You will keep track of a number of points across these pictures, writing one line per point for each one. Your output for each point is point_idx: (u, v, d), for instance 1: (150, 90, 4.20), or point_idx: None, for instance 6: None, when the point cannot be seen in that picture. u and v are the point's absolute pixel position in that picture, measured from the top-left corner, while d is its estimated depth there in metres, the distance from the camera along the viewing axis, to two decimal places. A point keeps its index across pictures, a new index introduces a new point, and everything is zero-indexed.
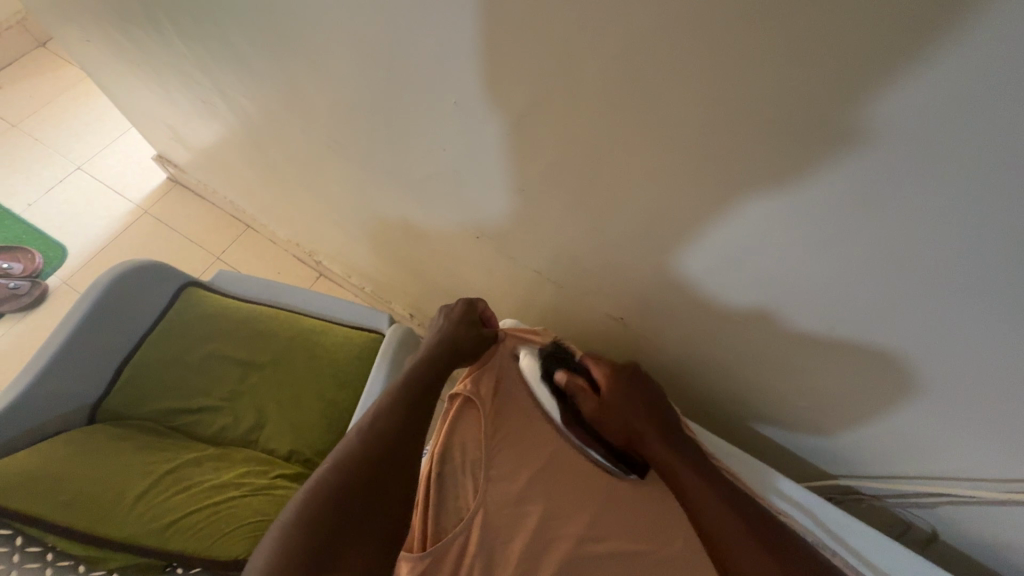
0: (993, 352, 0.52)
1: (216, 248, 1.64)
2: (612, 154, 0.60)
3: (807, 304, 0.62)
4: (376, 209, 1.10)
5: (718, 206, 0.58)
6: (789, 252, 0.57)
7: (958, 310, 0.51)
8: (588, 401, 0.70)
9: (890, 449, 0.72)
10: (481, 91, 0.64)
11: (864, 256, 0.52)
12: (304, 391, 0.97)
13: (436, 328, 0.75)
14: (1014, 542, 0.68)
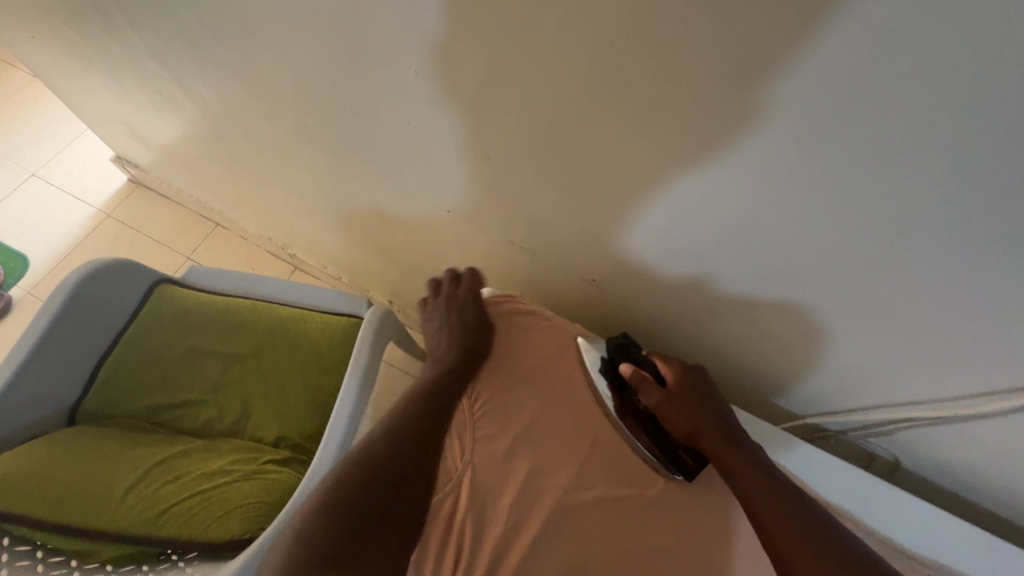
0: (942, 286, 0.56)
1: (186, 248, 1.61)
2: (576, 121, 0.61)
3: (761, 248, 0.65)
4: (345, 195, 1.10)
5: (681, 167, 0.60)
6: (741, 199, 0.59)
7: (907, 247, 0.54)
8: (653, 393, 0.69)
9: (849, 385, 0.76)
10: (443, 65, 0.64)
11: (818, 202, 0.55)
12: (287, 379, 0.98)
13: (450, 323, 0.77)
14: (963, 461, 0.74)
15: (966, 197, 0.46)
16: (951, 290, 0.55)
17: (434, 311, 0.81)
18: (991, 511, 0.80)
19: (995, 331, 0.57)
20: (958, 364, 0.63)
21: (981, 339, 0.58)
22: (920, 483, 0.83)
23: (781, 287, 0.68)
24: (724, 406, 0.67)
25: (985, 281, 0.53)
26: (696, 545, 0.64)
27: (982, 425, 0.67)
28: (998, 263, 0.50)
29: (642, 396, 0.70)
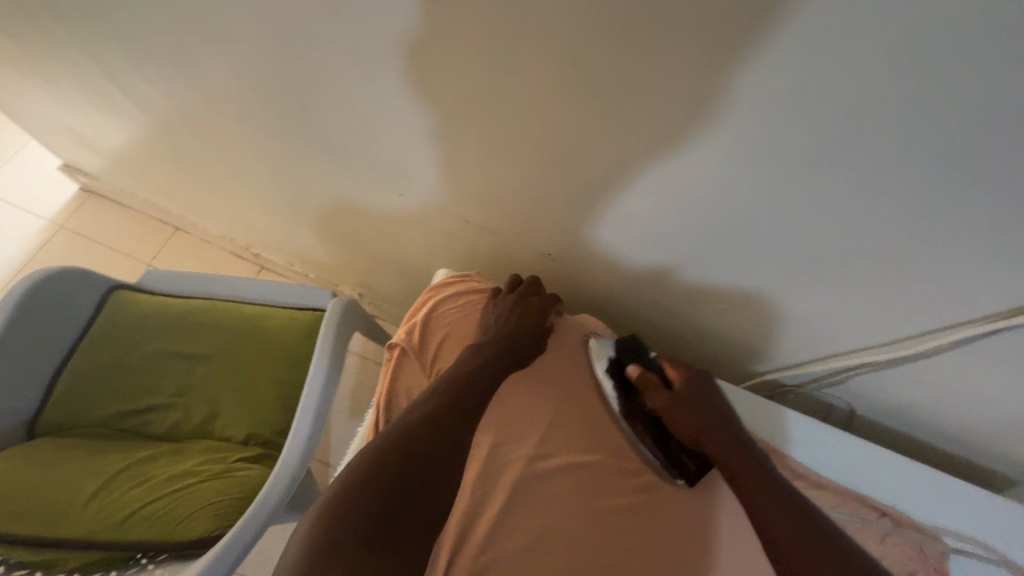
0: (878, 237, 0.57)
1: (146, 254, 1.58)
2: (518, 96, 0.61)
3: (701, 208, 0.65)
4: (300, 187, 1.09)
5: (624, 139, 0.59)
6: (676, 160, 0.60)
7: (841, 201, 0.55)
8: (659, 394, 0.70)
9: (800, 338, 0.78)
10: (381, 43, 0.63)
11: (755, 165, 0.55)
12: (253, 377, 0.97)
13: (489, 323, 0.71)
14: (910, 403, 0.77)
15: (891, 148, 0.47)
16: (878, 236, 0.57)
17: (500, 306, 0.72)
18: (939, 449, 0.83)
19: (929, 279, 0.59)
20: (895, 309, 0.65)
21: (913, 281, 0.60)
22: (873, 428, 0.86)
23: (725, 246, 0.69)
24: (729, 414, 0.68)
25: (915, 229, 0.54)
26: (661, 501, 0.66)
27: (922, 365, 0.70)
28: (926, 210, 0.52)
29: (647, 399, 0.71)
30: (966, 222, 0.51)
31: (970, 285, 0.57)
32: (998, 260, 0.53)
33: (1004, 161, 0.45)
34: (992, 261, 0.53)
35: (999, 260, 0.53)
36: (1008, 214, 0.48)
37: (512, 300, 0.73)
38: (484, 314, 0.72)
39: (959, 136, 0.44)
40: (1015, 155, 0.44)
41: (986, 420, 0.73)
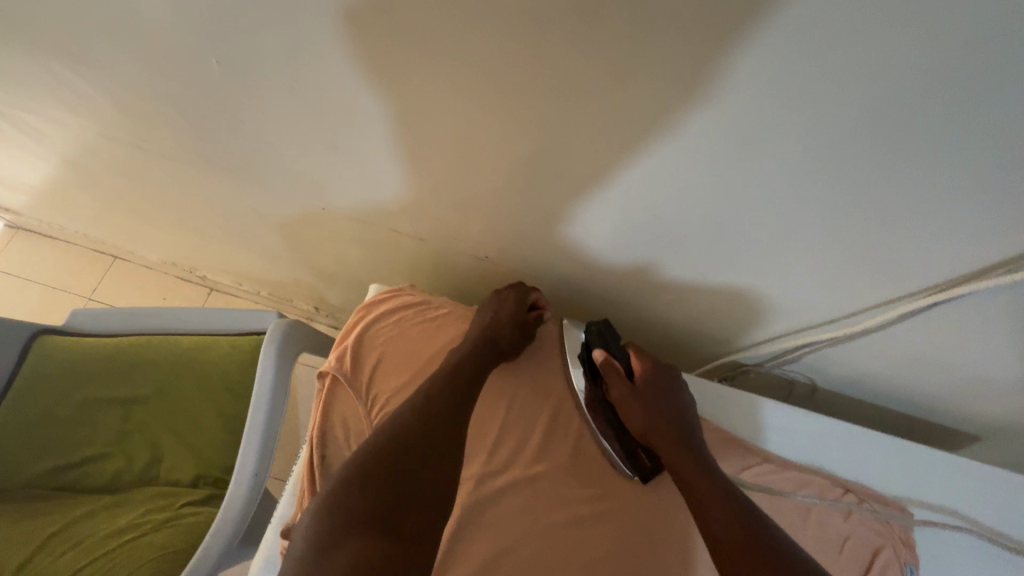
0: (822, 208, 0.54)
1: (85, 288, 1.49)
2: (437, 91, 0.56)
3: (635, 188, 0.61)
4: (229, 206, 1.03)
5: (553, 129, 0.56)
6: (602, 142, 0.55)
7: (781, 175, 0.52)
8: (620, 385, 0.65)
9: (754, 316, 0.75)
10: (281, 49, 0.58)
11: (689, 144, 0.52)
12: (198, 412, 0.92)
13: (438, 338, 0.68)
14: (869, 370, 0.76)
15: (825, 116, 0.45)
16: (817, 204, 0.54)
17: (485, 309, 0.70)
18: (903, 411, 0.82)
19: (879, 248, 0.57)
20: (845, 278, 0.62)
21: (859, 249, 0.58)
22: (836, 397, 0.85)
23: (664, 226, 0.66)
24: (688, 412, 0.64)
25: (858, 198, 0.52)
26: (623, 505, 0.63)
27: (873, 333, 0.68)
28: (866, 178, 0.49)
29: (609, 388, 0.66)
30: (907, 188, 0.49)
31: (918, 251, 0.55)
32: (943, 223, 0.51)
33: (938, 124, 0.42)
34: (936, 227, 0.52)
35: (944, 224, 0.51)
36: (946, 176, 0.46)
37: (491, 301, 0.71)
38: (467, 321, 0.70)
39: (892, 100, 0.41)
40: (946, 113, 0.41)
41: (944, 380, 0.72)
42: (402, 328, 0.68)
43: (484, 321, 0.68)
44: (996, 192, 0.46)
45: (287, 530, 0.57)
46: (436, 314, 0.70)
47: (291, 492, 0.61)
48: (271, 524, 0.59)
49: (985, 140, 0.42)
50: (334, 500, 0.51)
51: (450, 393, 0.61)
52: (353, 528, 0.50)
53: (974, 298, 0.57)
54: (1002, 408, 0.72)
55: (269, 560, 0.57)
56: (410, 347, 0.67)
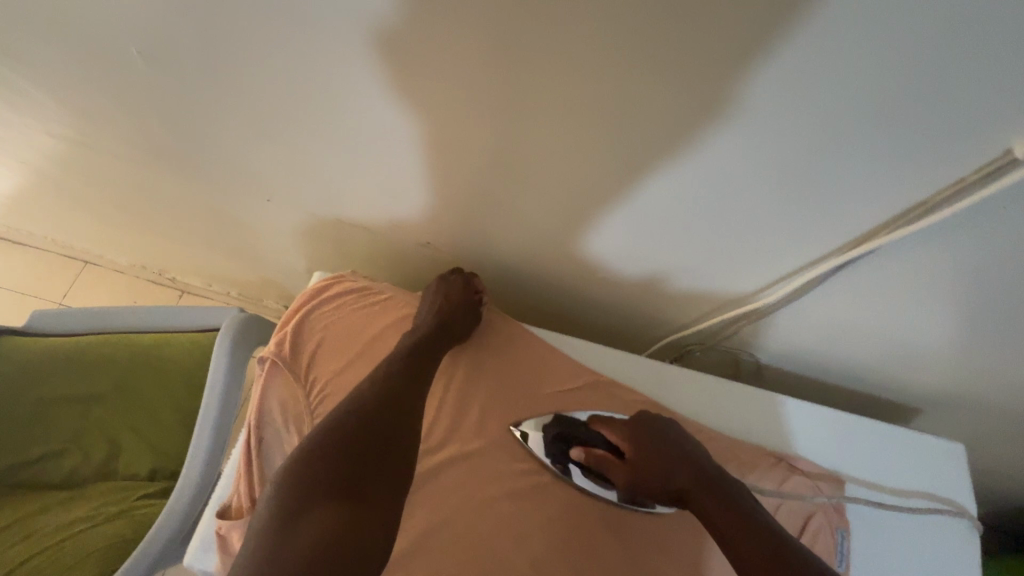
0: (721, 179, 0.54)
1: (57, 293, 1.50)
2: (353, 78, 0.57)
3: (556, 168, 0.60)
4: (186, 203, 1.03)
5: (461, 112, 0.56)
6: (515, 120, 0.54)
7: (671, 148, 0.52)
8: (615, 469, 0.62)
9: (690, 295, 0.76)
10: (203, 38, 0.58)
11: (578, 121, 0.52)
12: (157, 408, 0.93)
13: (379, 321, 0.69)
14: (806, 341, 0.76)
15: (724, 83, 0.43)
16: (735, 176, 0.53)
17: (429, 293, 0.71)
18: (845, 382, 0.83)
19: (785, 221, 0.57)
20: (772, 251, 0.62)
21: (784, 220, 0.57)
22: (782, 371, 0.85)
23: (594, 207, 0.65)
24: (690, 450, 0.61)
25: (749, 168, 0.51)
26: (559, 476, 0.64)
27: (807, 302, 0.68)
28: (750, 149, 0.49)
29: (608, 474, 0.63)
30: (820, 155, 0.48)
31: (822, 219, 0.55)
32: (834, 187, 0.50)
33: (837, 86, 0.41)
34: (848, 193, 0.51)
35: (839, 190, 0.51)
36: (849, 139, 0.45)
37: (435, 284, 0.72)
38: (413, 307, 0.71)
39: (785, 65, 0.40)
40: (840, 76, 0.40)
41: (877, 348, 0.73)
42: (342, 313, 0.69)
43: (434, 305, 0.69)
44: (900, 152, 0.45)
45: (224, 511, 0.58)
46: (377, 299, 0.71)
47: (230, 474, 0.62)
48: (208, 507, 0.60)
49: (888, 101, 0.41)
50: (293, 475, 0.51)
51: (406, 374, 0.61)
52: (316, 499, 0.50)
53: (878, 259, 0.57)
54: (935, 373, 0.73)
55: (206, 538, 0.58)
56: (350, 332, 0.68)
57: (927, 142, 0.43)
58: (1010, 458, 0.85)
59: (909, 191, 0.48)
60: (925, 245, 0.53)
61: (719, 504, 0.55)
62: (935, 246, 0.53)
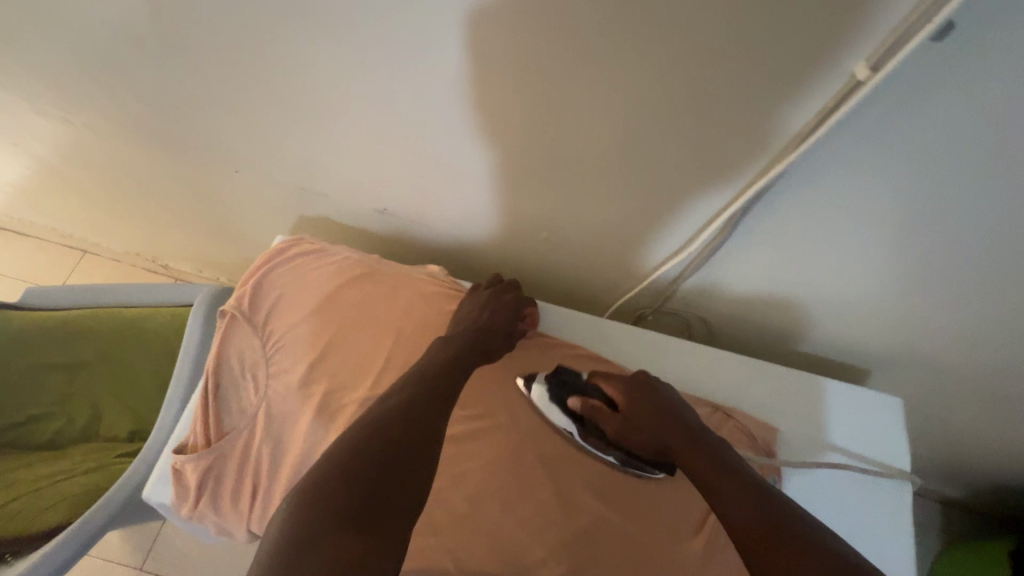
0: (617, 122, 0.57)
1: (61, 274, 1.57)
2: (289, 38, 0.61)
3: (492, 115, 0.62)
4: (160, 197, 1.07)
5: (394, 65, 0.59)
6: (445, 65, 0.57)
7: (565, 91, 0.55)
8: (606, 418, 0.64)
9: (633, 256, 0.78)
10: (151, 11, 0.62)
11: (480, 67, 0.56)
12: (138, 374, 0.98)
13: (334, 279, 0.73)
14: (749, 298, 0.78)
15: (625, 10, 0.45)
16: (653, 117, 0.55)
17: (478, 299, 0.73)
18: (793, 342, 0.85)
19: (690, 167, 0.59)
20: (698, 200, 0.63)
21: (706, 164, 0.58)
22: (733, 333, 0.87)
23: (531, 160, 0.66)
24: (675, 406, 0.61)
25: (639, 104, 0.54)
26: (500, 423, 0.68)
27: (740, 254, 0.70)
28: (660, 82, 0.51)
29: (599, 424, 0.65)
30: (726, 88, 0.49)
31: (719, 162, 0.57)
32: (730, 121, 0.52)
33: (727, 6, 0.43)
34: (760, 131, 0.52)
35: (725, 128, 0.53)
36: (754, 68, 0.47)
37: (489, 294, 0.73)
38: (460, 307, 0.72)
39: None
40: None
41: (816, 303, 0.75)
42: (300, 272, 0.73)
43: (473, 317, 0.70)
44: (799, 81, 0.47)
45: (180, 448, 0.64)
46: (336, 260, 0.74)
47: (191, 418, 0.67)
48: (168, 447, 0.66)
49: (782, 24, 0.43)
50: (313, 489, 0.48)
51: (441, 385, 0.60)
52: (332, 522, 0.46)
53: (777, 196, 0.59)
54: (873, 327, 0.75)
55: (164, 474, 0.64)
56: (307, 288, 0.72)
57: (790, 63, 0.46)
58: (953, 405, 0.87)
59: (783, 124, 0.51)
60: (826, 181, 0.55)
61: (701, 457, 0.55)
62: (834, 181, 0.54)
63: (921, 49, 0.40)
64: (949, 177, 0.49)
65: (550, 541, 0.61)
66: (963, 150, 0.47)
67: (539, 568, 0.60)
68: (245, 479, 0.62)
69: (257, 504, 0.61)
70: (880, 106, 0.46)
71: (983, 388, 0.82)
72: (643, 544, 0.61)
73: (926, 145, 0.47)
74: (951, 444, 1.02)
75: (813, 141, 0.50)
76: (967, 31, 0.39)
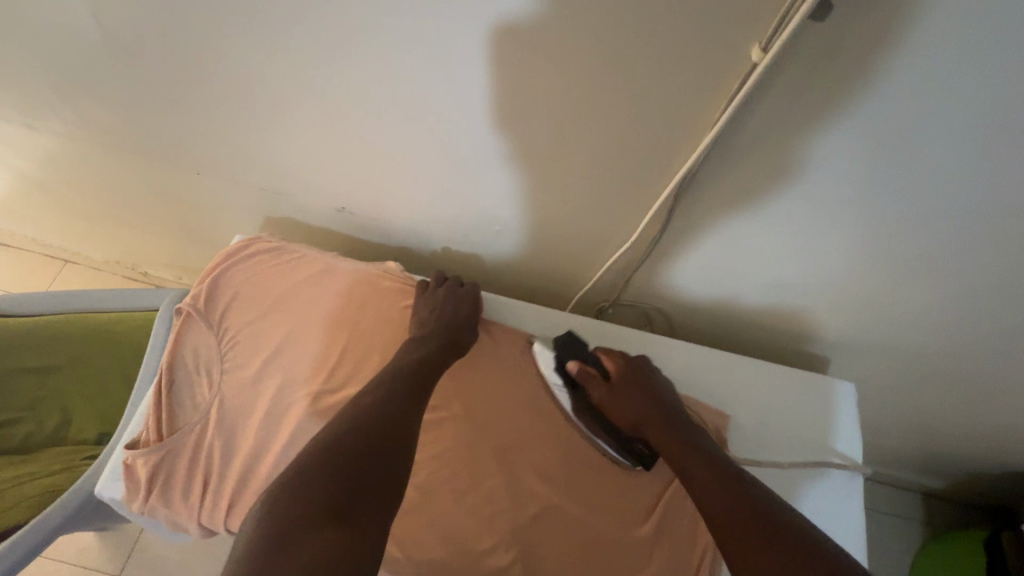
0: (552, 106, 0.59)
1: (46, 281, 1.57)
2: (229, 32, 0.63)
3: (434, 104, 0.64)
4: (129, 204, 1.08)
5: (337, 57, 0.62)
6: (384, 55, 0.60)
7: (497, 78, 0.58)
8: (597, 388, 0.66)
9: (585, 248, 0.79)
10: (95, 11, 0.64)
11: (417, 59, 0.59)
12: (110, 378, 1.00)
13: (290, 274, 0.74)
14: (700, 286, 0.80)
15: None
16: (585, 101, 0.57)
17: (432, 300, 0.71)
18: (749, 330, 0.86)
19: (624, 148, 0.61)
20: (638, 183, 0.65)
21: (641, 146, 0.60)
22: (692, 323, 0.89)
23: (476, 150, 0.68)
24: (667, 396, 0.64)
25: (570, 90, 0.56)
26: (451, 413, 0.68)
27: (685, 241, 0.71)
28: (585, 63, 0.53)
29: (588, 393, 0.67)
30: (646, 68, 0.52)
31: (650, 146, 0.60)
32: (655, 102, 0.55)
33: None
34: (684, 110, 0.54)
35: (649, 108, 0.55)
36: (668, 49, 0.49)
37: (443, 293, 0.72)
38: (415, 309, 0.71)
39: None
40: None
41: (762, 288, 0.76)
42: (256, 269, 0.74)
43: (433, 320, 0.69)
44: (712, 59, 0.49)
45: (132, 443, 0.65)
46: (293, 257, 0.75)
47: (145, 414, 0.67)
48: (121, 443, 0.67)
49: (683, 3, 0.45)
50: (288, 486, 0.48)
51: (404, 396, 0.59)
52: (311, 514, 0.46)
53: (707, 180, 0.61)
54: (820, 310, 0.77)
55: (117, 468, 0.65)
56: (262, 285, 0.73)
57: (697, 44, 0.48)
58: (909, 387, 0.89)
59: (698, 102, 0.53)
60: (746, 160, 0.57)
61: (689, 449, 0.58)
62: (753, 159, 0.56)
63: (804, 27, 0.43)
64: (865, 150, 0.52)
65: (500, 530, 0.62)
66: (865, 119, 0.49)
67: (489, 555, 0.61)
68: (198, 471, 0.64)
69: (209, 497, 0.63)
70: (779, 84, 0.48)
71: (934, 369, 0.83)
72: (593, 530, 0.62)
73: (836, 117, 0.50)
74: (917, 429, 1.03)
75: (724, 121, 0.52)
76: (844, 10, 0.42)
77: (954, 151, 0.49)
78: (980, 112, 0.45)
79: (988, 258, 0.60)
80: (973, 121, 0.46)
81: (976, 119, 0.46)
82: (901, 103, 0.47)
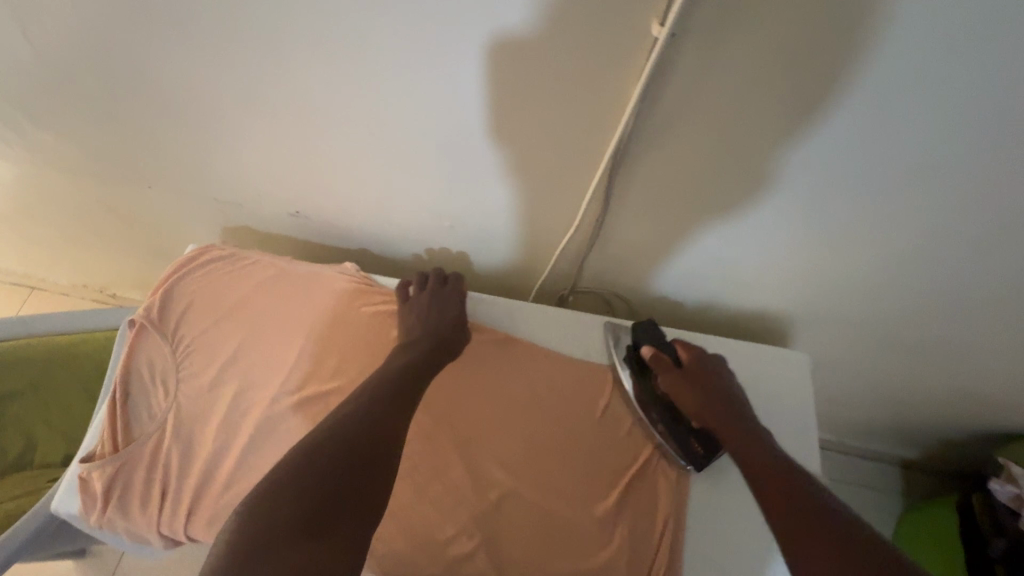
0: (484, 99, 0.60)
1: (11, 309, 1.55)
2: (158, 42, 0.63)
3: (364, 102, 0.65)
4: (85, 224, 1.07)
5: (264, 61, 0.63)
6: (309, 55, 0.61)
7: (423, 72, 0.59)
8: (667, 371, 0.65)
9: (536, 237, 0.80)
10: (23, 30, 0.64)
11: (344, 58, 0.60)
12: (71, 400, 0.99)
13: (245, 279, 0.74)
14: (653, 268, 0.81)
15: None
16: (511, 90, 0.58)
17: (421, 305, 0.71)
18: (705, 308, 0.88)
19: (558, 135, 0.62)
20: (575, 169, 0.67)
21: (570, 132, 0.61)
22: (651, 306, 0.90)
23: (414, 145, 0.69)
24: (739, 397, 0.62)
25: (495, 79, 0.58)
26: None
27: (630, 224, 0.73)
28: (503, 51, 0.54)
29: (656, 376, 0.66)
30: (560, 53, 0.53)
31: (580, 130, 0.61)
32: (575, 87, 0.56)
33: None
34: (603, 93, 0.56)
35: (573, 92, 0.57)
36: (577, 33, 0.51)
37: (431, 294, 0.72)
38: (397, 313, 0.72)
39: None
40: None
41: (713, 267, 0.78)
42: (210, 277, 0.74)
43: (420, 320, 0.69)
44: (621, 41, 0.51)
45: (87, 457, 0.64)
46: (248, 263, 0.75)
47: (99, 427, 0.67)
48: (76, 458, 0.66)
49: None
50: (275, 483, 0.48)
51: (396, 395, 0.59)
52: (293, 511, 0.46)
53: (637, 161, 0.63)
54: (768, 284, 0.78)
55: (72, 482, 0.64)
56: (217, 292, 0.73)
57: (604, 27, 0.50)
58: (865, 354, 0.91)
59: (616, 84, 0.55)
60: (666, 138, 0.59)
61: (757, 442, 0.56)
62: (673, 136, 0.58)
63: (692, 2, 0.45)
64: (785, 127, 0.55)
65: (462, 519, 0.63)
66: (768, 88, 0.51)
67: (451, 543, 0.61)
68: (155, 480, 0.63)
69: (168, 505, 0.62)
70: (683, 60, 0.50)
71: (885, 335, 0.85)
72: (555, 514, 0.63)
73: (749, 92, 0.52)
74: (881, 396, 1.04)
75: (638, 100, 0.54)
76: None
77: (877, 124, 0.52)
78: (880, 80, 0.48)
79: (911, 217, 0.62)
80: (878, 89, 0.49)
81: (877, 85, 0.49)
82: (800, 70, 0.49)
